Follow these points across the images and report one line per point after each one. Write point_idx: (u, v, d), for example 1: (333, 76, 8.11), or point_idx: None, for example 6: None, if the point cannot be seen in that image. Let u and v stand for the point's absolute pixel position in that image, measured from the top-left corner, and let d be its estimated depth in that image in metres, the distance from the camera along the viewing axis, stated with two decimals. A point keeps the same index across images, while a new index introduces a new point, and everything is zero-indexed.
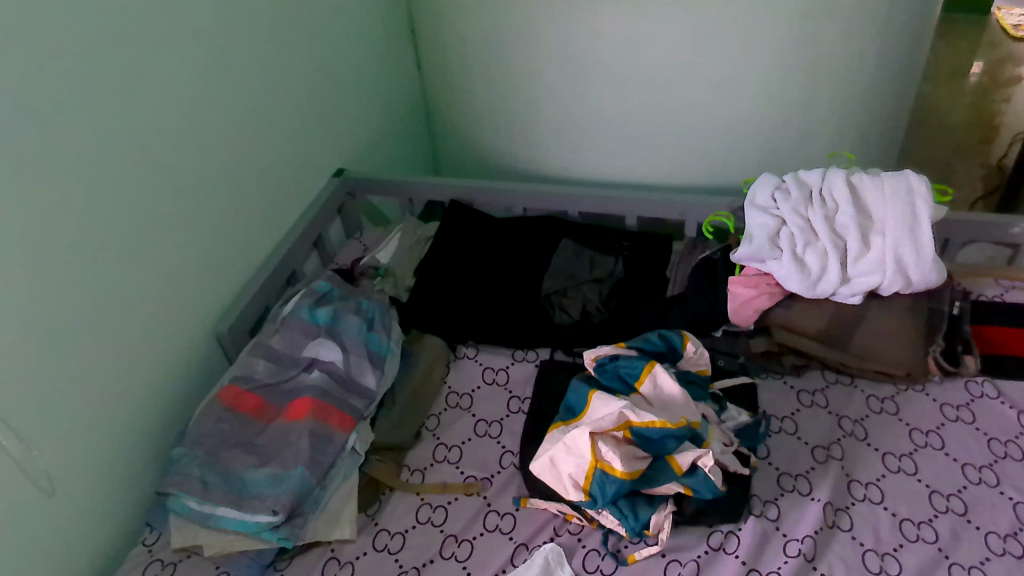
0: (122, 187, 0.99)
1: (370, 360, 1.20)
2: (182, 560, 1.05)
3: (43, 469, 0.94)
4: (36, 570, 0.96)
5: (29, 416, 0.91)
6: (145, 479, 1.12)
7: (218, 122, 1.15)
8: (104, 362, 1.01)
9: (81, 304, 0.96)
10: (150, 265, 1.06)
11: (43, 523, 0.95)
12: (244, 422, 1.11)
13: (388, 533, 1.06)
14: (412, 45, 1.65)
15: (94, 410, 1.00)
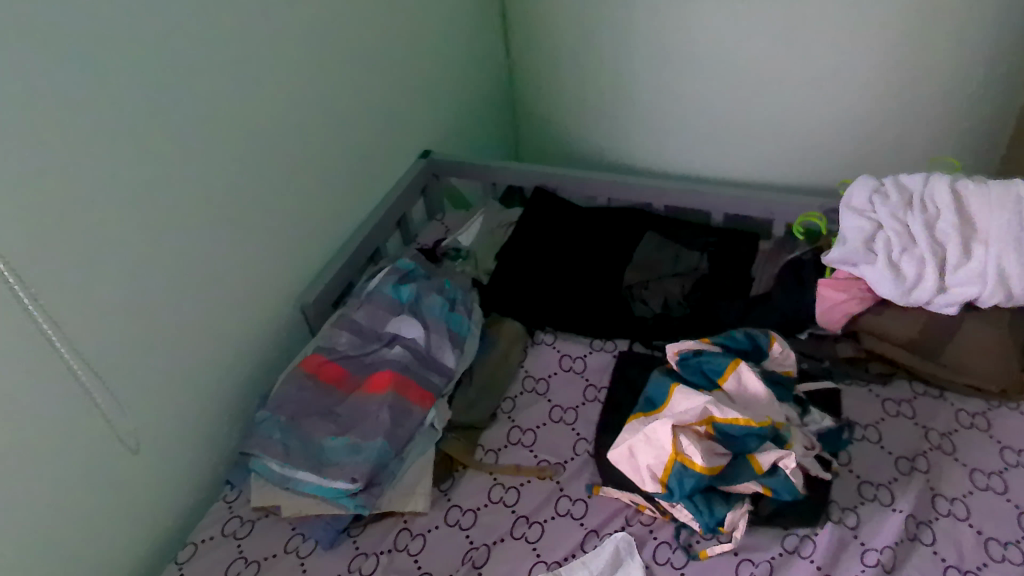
0: (215, 160, 1.03)
1: (450, 340, 1.21)
2: (259, 518, 1.11)
3: (134, 425, 0.99)
4: (124, 519, 1.01)
5: (125, 372, 0.95)
6: (226, 440, 1.17)
7: (308, 98, 1.18)
8: (191, 324, 1.05)
9: (173, 268, 0.99)
10: (238, 235, 1.10)
11: (132, 476, 1.00)
12: (324, 391, 1.15)
13: (460, 509, 1.09)
14: (501, 29, 1.65)
15: (182, 373, 1.05)
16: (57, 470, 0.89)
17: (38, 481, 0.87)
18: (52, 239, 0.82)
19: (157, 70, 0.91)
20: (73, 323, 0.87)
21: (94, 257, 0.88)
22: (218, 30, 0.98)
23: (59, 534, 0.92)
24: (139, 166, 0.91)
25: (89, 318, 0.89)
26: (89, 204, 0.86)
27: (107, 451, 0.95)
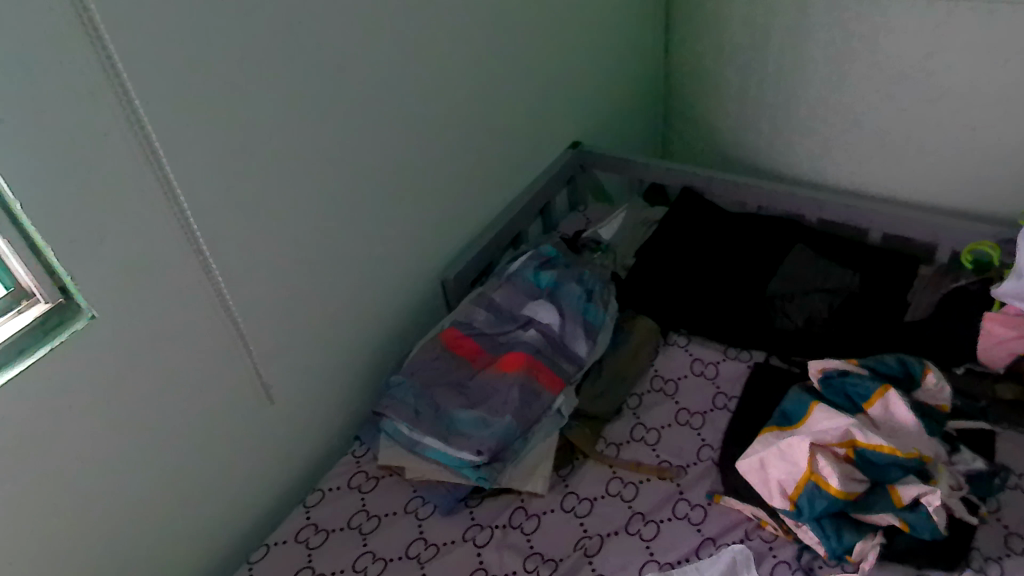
0: (376, 134, 1.09)
1: (584, 329, 1.22)
2: (383, 477, 1.17)
3: (279, 371, 1.07)
4: (261, 457, 1.10)
5: (277, 321, 1.04)
6: (360, 399, 1.24)
7: (467, 81, 1.22)
8: (340, 286, 1.12)
9: (328, 232, 1.07)
10: (389, 207, 1.16)
11: (272, 418, 1.09)
12: (458, 364, 1.19)
13: (576, 497, 1.10)
14: (665, 27, 1.62)
15: (325, 330, 1.13)
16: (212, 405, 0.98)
17: (195, 412, 0.96)
18: (230, 198, 0.91)
19: (332, 49, 0.98)
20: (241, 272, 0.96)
21: (263, 215, 0.96)
22: (391, 12, 1.04)
23: (206, 461, 1.01)
24: (307, 135, 0.99)
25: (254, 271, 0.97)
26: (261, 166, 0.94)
27: (255, 394, 1.04)
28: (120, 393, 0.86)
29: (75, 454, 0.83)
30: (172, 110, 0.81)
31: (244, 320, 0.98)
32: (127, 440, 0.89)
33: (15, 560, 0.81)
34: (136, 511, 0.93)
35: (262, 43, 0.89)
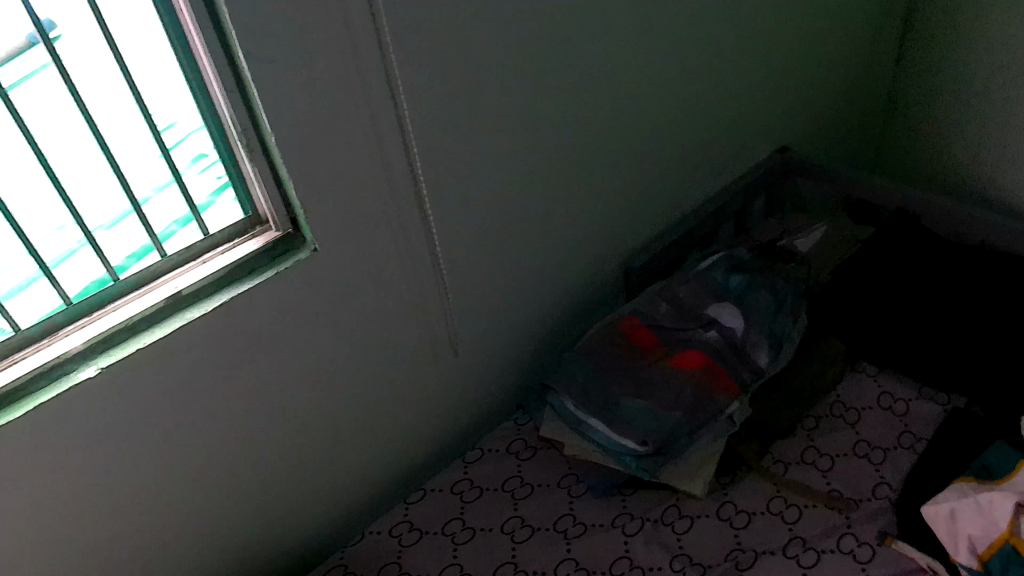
0: (565, 120, 1.14)
1: (767, 338, 1.17)
2: (541, 449, 1.22)
3: (460, 330, 1.16)
4: (432, 406, 1.20)
5: (463, 284, 1.13)
6: (530, 370, 1.31)
7: (666, 77, 1.23)
8: (523, 262, 1.20)
9: (520, 209, 1.15)
10: (581, 194, 1.22)
11: (446, 373, 1.19)
12: (633, 352, 1.20)
13: (734, 507, 1.08)
14: (898, 39, 1.55)
15: (506, 300, 1.20)
16: (377, 348, 1.08)
17: (362, 352, 1.07)
18: (429, 162, 1.00)
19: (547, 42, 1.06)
20: (419, 234, 1.04)
21: (464, 186, 1.06)
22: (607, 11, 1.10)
23: (383, 397, 1.13)
24: (514, 117, 1.07)
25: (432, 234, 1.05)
26: (453, 138, 1.02)
27: (423, 347, 1.13)
28: (320, 315, 1.00)
29: (256, 362, 0.97)
30: (388, 77, 0.92)
31: (425, 278, 1.08)
32: (299, 362, 1.01)
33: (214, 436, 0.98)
34: (301, 426, 1.06)
35: (470, 26, 0.96)
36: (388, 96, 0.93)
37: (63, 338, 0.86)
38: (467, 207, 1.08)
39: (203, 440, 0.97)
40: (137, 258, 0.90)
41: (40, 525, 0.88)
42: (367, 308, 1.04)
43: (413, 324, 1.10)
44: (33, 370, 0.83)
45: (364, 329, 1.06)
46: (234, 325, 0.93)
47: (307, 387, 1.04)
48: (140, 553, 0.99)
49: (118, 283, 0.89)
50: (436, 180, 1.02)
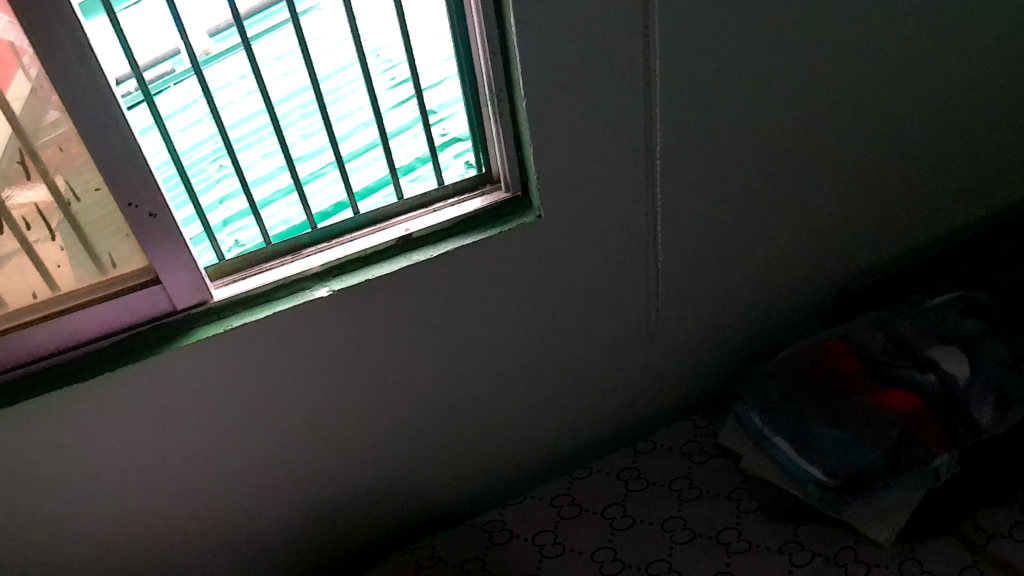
0: (791, 144, 1.13)
1: (996, 394, 1.06)
2: (716, 457, 1.24)
3: (653, 329, 1.21)
4: (615, 396, 1.26)
5: (667, 287, 1.18)
6: (715, 377, 1.34)
7: (908, 118, 1.20)
8: (727, 276, 1.22)
9: (737, 223, 1.17)
10: (798, 218, 1.22)
11: (633, 367, 1.24)
12: (835, 380, 1.17)
13: (918, 566, 1.02)
14: None
15: (703, 309, 1.23)
16: (575, 332, 1.15)
17: (558, 334, 1.14)
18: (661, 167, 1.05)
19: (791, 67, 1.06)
20: (634, 234, 1.09)
21: (687, 197, 1.10)
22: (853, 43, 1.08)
23: (572, 379, 1.20)
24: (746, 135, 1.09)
25: (645, 237, 1.11)
26: (687, 151, 1.05)
27: (615, 340, 1.20)
28: (538, 290, 1.08)
29: (479, 326, 1.07)
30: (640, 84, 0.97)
31: (634, 274, 1.14)
32: (511, 335, 1.11)
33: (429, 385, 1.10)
34: (497, 394, 1.16)
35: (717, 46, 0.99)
36: (632, 105, 0.98)
37: (306, 258, 0.97)
38: (685, 218, 1.11)
39: (419, 387, 1.10)
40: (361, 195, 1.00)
41: (273, 425, 1.05)
42: (572, 294, 1.11)
43: (612, 315, 1.16)
44: (278, 280, 0.95)
45: (568, 313, 1.13)
46: (462, 287, 1.02)
47: (510, 358, 1.13)
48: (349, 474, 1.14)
49: (356, 214, 0.99)
50: (661, 187, 1.07)
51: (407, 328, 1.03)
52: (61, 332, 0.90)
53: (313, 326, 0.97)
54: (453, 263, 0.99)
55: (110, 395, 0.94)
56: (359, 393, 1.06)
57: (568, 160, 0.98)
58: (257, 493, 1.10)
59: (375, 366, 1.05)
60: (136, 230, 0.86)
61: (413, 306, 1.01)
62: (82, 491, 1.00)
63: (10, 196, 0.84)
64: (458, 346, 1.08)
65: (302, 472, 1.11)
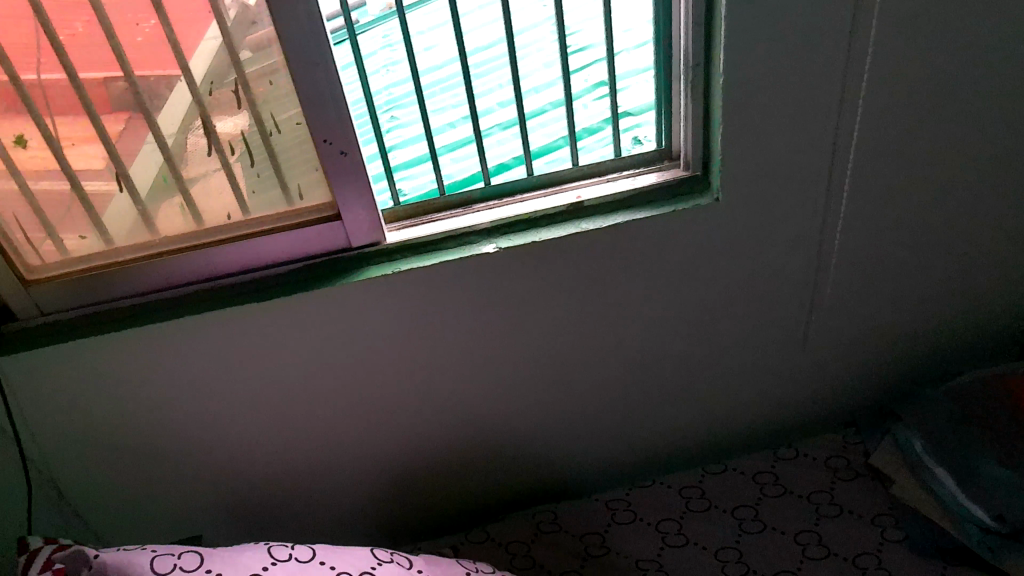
0: (1000, 162, 1.04)
1: None
2: (865, 476, 1.17)
3: (810, 339, 1.16)
4: (758, 401, 1.23)
5: (832, 298, 1.12)
6: (870, 397, 1.27)
7: None
8: (900, 295, 1.14)
9: (923, 241, 1.09)
10: (992, 244, 1.12)
11: (781, 374, 1.20)
12: (1015, 416, 1.08)
13: None
14: None
15: (867, 326, 1.17)
16: (732, 329, 1.12)
17: (712, 330, 1.12)
18: (848, 173, 0.99)
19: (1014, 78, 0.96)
20: (813, 239, 1.04)
21: (873, 206, 1.03)
22: None
23: (717, 377, 1.18)
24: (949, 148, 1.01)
25: (824, 244, 1.05)
26: (884, 159, 0.99)
27: (769, 344, 1.16)
28: (701, 283, 1.05)
29: (633, 310, 1.07)
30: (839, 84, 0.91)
31: (800, 282, 1.09)
32: (664, 323, 1.09)
33: (574, 360, 1.11)
34: (638, 380, 1.16)
35: (933, 48, 0.91)
36: (829, 105, 0.92)
37: (476, 213, 0.99)
38: (869, 229, 1.05)
39: (565, 360, 1.11)
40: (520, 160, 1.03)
41: (421, 379, 1.09)
42: (737, 291, 1.08)
43: (773, 317, 1.12)
44: (447, 231, 0.98)
45: (728, 309, 1.10)
46: (623, 263, 1.00)
47: (657, 346, 1.12)
48: (484, 436, 1.18)
49: (530, 178, 1.00)
50: (850, 194, 1.01)
51: (564, 299, 1.03)
52: (247, 254, 0.96)
53: (476, 285, 0.99)
54: (622, 243, 0.98)
55: (279, 323, 0.99)
56: (508, 357, 1.09)
57: (756, 153, 0.94)
58: (394, 442, 1.16)
59: (528, 333, 1.06)
60: (326, 163, 0.90)
61: (574, 278, 1.01)
62: (249, 405, 1.08)
63: (221, 122, 0.89)
64: (611, 324, 1.08)
65: (440, 429, 1.15)
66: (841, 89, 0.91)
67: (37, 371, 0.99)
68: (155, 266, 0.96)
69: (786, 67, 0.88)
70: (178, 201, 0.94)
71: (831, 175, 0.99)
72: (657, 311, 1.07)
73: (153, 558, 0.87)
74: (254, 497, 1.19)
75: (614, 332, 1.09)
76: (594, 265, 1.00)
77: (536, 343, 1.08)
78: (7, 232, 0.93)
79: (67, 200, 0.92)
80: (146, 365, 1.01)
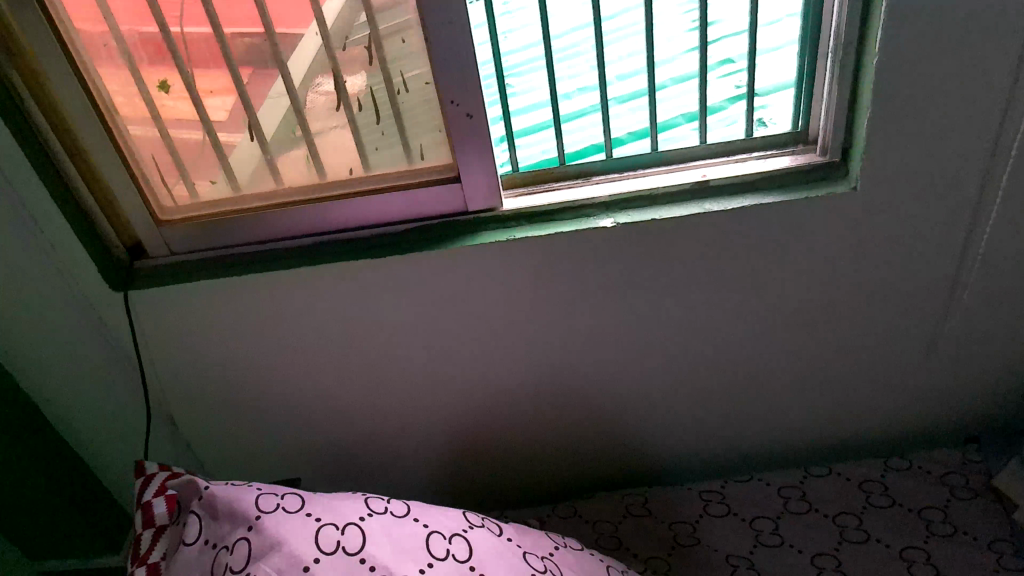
0: None
1: None
2: (986, 497, 1.09)
3: (934, 350, 1.09)
4: (869, 408, 1.17)
5: (965, 309, 1.05)
6: (994, 417, 1.19)
7: None
8: None
9: None
10: None
11: (898, 383, 1.14)
12: None
13: None
14: None
15: (1001, 343, 1.09)
16: (852, 330, 1.07)
17: (827, 330, 1.07)
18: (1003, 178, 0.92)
19: None
20: (954, 244, 0.98)
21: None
22: None
23: (826, 379, 1.13)
24: None
25: (965, 250, 0.98)
26: None
27: (888, 351, 1.10)
28: (821, 279, 1.01)
29: (745, 301, 1.03)
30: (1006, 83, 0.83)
31: (931, 289, 1.02)
32: (777, 319, 1.05)
33: (677, 347, 1.09)
34: (742, 374, 1.12)
35: None
36: (992, 104, 0.85)
37: (596, 186, 0.98)
38: (1023, 240, 0.97)
39: (669, 347, 1.09)
40: (637, 136, 1.01)
41: (521, 352, 1.09)
42: (863, 291, 1.02)
43: (899, 323, 1.06)
44: (565, 201, 0.97)
45: (851, 309, 1.04)
46: (742, 251, 0.97)
47: (766, 341, 1.08)
48: (579, 413, 1.17)
49: (656, 153, 0.99)
50: (1002, 200, 0.94)
51: (678, 283, 1.01)
52: (365, 210, 0.98)
53: (590, 261, 0.98)
54: (745, 229, 0.95)
55: (391, 282, 1.01)
56: (611, 337, 1.07)
57: (901, 147, 0.88)
58: (489, 411, 1.17)
59: (637, 315, 1.05)
60: (451, 125, 0.90)
61: (691, 262, 0.98)
62: (353, 362, 1.11)
63: (351, 77, 0.90)
64: (724, 313, 1.05)
65: (535, 402, 1.16)
66: (1011, 88, 0.84)
67: (164, 307, 1.04)
68: (278, 215, 0.98)
69: (950, 59, 0.81)
70: (304, 152, 0.96)
71: (983, 177, 0.92)
72: (773, 303, 1.04)
73: (258, 496, 0.90)
74: (349, 447, 1.23)
75: (725, 321, 1.06)
76: (713, 250, 0.97)
77: (643, 325, 1.06)
78: (145, 173, 0.98)
79: (200, 146, 0.96)
80: (264, 311, 1.04)
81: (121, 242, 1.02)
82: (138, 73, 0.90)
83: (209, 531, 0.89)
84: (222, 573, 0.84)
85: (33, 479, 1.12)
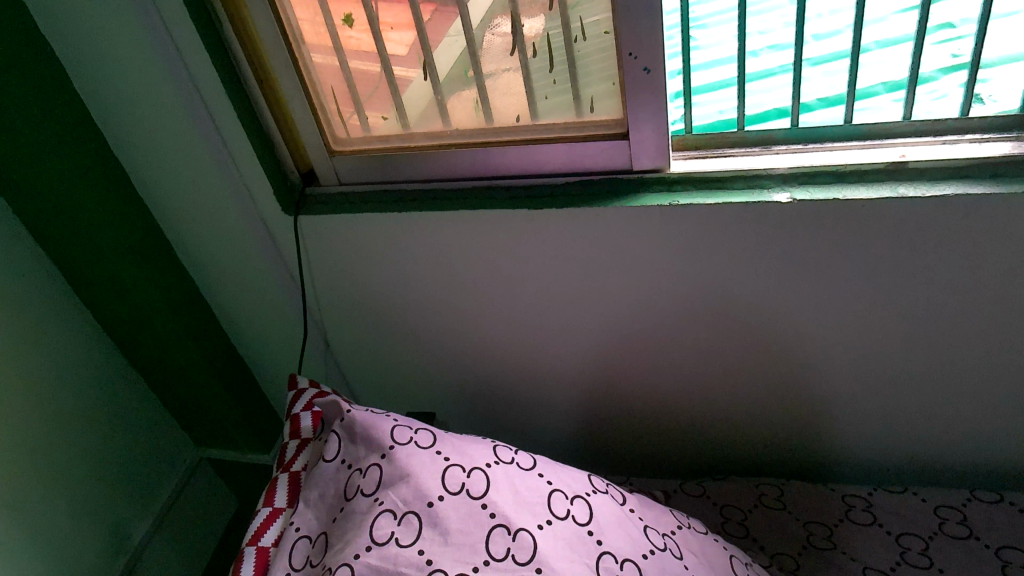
0: None
1: None
2: None
3: None
4: None
5: None
6: None
7: None
8: None
9: None
10: None
11: None
12: None
13: None
14: None
15: None
16: None
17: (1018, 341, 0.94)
18: None
19: None
20: None
21: None
22: None
23: (1007, 395, 1.01)
24: None
25: None
26: None
27: None
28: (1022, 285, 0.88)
29: (924, 297, 0.93)
30: None
31: None
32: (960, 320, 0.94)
33: (837, 337, 1.00)
34: (907, 374, 1.02)
35: None
36: None
37: (774, 155, 0.91)
38: None
39: (828, 335, 1.01)
40: (827, 103, 0.92)
41: (668, 319, 1.05)
42: None
43: None
44: (738, 168, 0.91)
45: None
46: (931, 242, 0.87)
47: (942, 344, 0.97)
48: (718, 389, 1.12)
49: (847, 126, 0.89)
50: None
51: (850, 270, 0.92)
52: (527, 158, 0.97)
53: (756, 236, 0.92)
54: (941, 221, 0.85)
55: (543, 233, 0.99)
56: (764, 317, 1.01)
57: None
58: (625, 372, 1.14)
59: (799, 300, 0.98)
60: (625, 77, 0.85)
61: (870, 249, 0.90)
62: (496, 307, 1.11)
63: (530, 20, 0.86)
64: (897, 308, 0.95)
65: (673, 371, 1.12)
66: None
67: (329, 235, 1.09)
68: (443, 154, 0.99)
69: None
70: (472, 94, 0.95)
71: None
72: (957, 304, 0.93)
73: (394, 426, 0.93)
74: (484, 389, 1.25)
75: (897, 318, 0.96)
76: (899, 239, 0.88)
77: (804, 312, 0.99)
78: (322, 101, 1.01)
79: (377, 79, 0.97)
80: (419, 250, 1.07)
81: (297, 168, 1.07)
82: (326, 5, 0.91)
83: (347, 452, 0.94)
84: (354, 493, 0.88)
85: (204, 378, 1.24)
